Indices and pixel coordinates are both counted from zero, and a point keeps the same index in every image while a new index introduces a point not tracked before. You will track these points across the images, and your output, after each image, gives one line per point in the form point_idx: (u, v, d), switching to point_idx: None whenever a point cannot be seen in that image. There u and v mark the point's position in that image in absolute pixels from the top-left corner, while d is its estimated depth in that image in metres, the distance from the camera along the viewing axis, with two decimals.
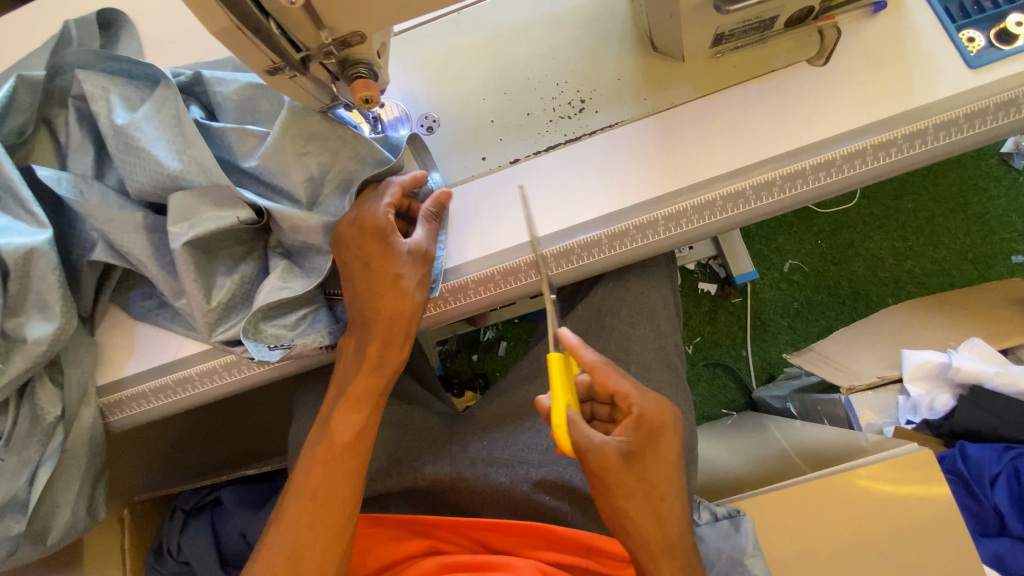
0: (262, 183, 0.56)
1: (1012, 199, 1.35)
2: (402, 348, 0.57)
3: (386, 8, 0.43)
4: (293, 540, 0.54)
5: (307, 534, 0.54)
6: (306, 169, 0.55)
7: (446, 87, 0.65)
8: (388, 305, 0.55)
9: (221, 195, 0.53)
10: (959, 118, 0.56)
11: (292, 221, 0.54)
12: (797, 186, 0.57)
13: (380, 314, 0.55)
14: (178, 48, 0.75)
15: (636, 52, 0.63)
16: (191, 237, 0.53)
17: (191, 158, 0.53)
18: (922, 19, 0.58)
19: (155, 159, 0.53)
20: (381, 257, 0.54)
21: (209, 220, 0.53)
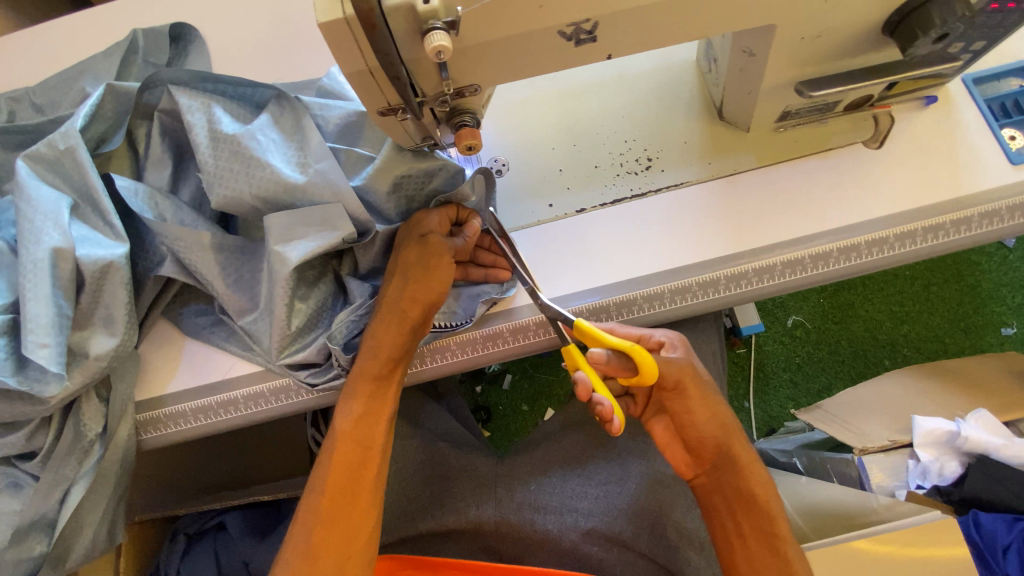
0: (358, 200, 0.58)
1: (1002, 274, 1.43)
2: (406, 330, 0.55)
3: (506, 69, 0.45)
4: (304, 544, 0.51)
5: (316, 538, 0.50)
6: (405, 195, 0.58)
7: (517, 133, 0.68)
8: (408, 284, 0.55)
9: (324, 217, 0.54)
10: (1001, 209, 0.60)
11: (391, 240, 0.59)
12: (852, 259, 0.60)
13: (394, 297, 0.55)
14: (247, 68, 0.74)
15: (702, 118, 0.66)
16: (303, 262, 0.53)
17: (317, 173, 0.54)
18: (967, 115, 0.63)
19: (272, 169, 0.53)
20: (409, 246, 0.56)
21: (314, 241, 0.53)
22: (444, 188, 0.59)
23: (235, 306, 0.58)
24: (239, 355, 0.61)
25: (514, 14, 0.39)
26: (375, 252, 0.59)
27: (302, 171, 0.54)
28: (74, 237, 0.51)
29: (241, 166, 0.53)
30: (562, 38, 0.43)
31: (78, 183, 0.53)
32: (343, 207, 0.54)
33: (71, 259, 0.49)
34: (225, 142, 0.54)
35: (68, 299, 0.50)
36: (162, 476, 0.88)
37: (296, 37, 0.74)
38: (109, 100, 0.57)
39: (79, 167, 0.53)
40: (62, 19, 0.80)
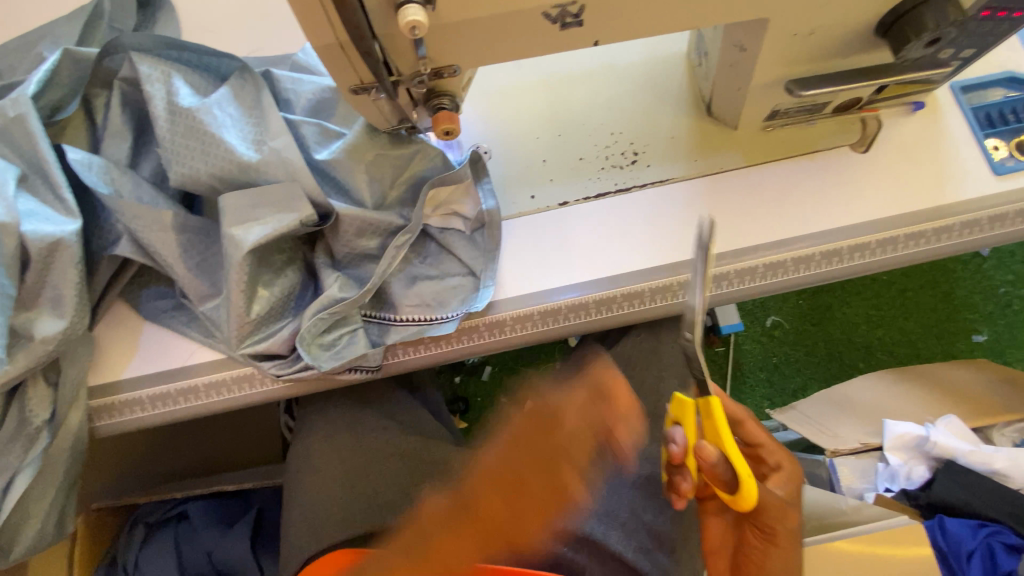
0: (328, 180, 0.55)
1: (975, 282, 1.45)
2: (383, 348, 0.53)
3: (488, 52, 0.43)
4: None
5: None
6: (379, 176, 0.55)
7: (500, 120, 0.66)
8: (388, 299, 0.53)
9: (282, 196, 0.51)
10: (981, 219, 0.60)
11: (359, 224, 0.54)
12: (832, 264, 0.60)
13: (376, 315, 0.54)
14: (220, 40, 0.70)
15: (690, 114, 0.65)
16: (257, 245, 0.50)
17: (271, 151, 0.51)
18: (952, 122, 0.63)
19: (226, 146, 0.50)
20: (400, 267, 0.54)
21: (269, 222, 0.50)
22: (416, 172, 0.56)
23: (193, 290, 0.55)
24: (200, 341, 0.59)
25: None
26: (343, 237, 0.55)
27: (257, 149, 0.51)
28: (19, 212, 0.47)
29: (196, 143, 0.50)
30: (547, 20, 0.41)
31: (27, 153, 0.50)
32: (303, 188, 0.51)
33: (15, 235, 0.46)
34: (181, 116, 0.51)
35: (11, 278, 0.47)
36: (123, 462, 0.85)
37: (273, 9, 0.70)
38: (63, 64, 0.54)
39: (29, 136, 0.49)
40: None
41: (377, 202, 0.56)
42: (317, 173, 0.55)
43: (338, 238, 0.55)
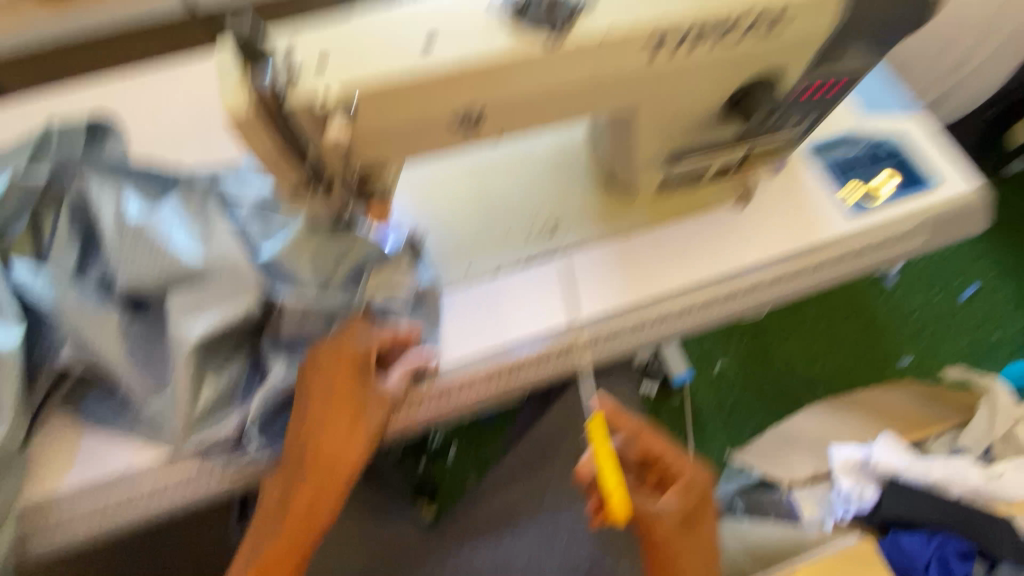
0: (272, 271, 0.58)
1: (889, 311, 1.61)
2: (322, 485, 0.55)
3: (407, 150, 0.50)
4: None
5: None
6: (322, 264, 0.58)
7: (431, 206, 0.73)
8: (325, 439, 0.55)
9: (230, 288, 0.55)
10: (844, 252, 0.72)
11: (302, 309, 0.57)
12: (729, 303, 0.70)
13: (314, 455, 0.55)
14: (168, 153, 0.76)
15: (597, 186, 0.74)
16: (202, 335, 0.54)
17: (217, 249, 0.55)
18: (809, 175, 0.75)
19: (173, 249, 0.54)
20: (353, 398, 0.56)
21: (215, 314, 0.55)
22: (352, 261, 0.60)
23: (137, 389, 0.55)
24: (143, 442, 0.58)
25: (409, 106, 0.47)
26: (289, 321, 0.58)
27: (203, 249, 0.55)
28: None
29: (145, 248, 0.54)
30: (452, 123, 0.50)
31: None
32: (242, 280, 0.55)
33: None
34: (130, 225, 0.55)
35: None
36: None
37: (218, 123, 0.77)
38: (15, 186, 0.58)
39: None
40: None
41: (320, 288, 0.58)
42: (261, 265, 0.58)
43: (283, 323, 0.58)
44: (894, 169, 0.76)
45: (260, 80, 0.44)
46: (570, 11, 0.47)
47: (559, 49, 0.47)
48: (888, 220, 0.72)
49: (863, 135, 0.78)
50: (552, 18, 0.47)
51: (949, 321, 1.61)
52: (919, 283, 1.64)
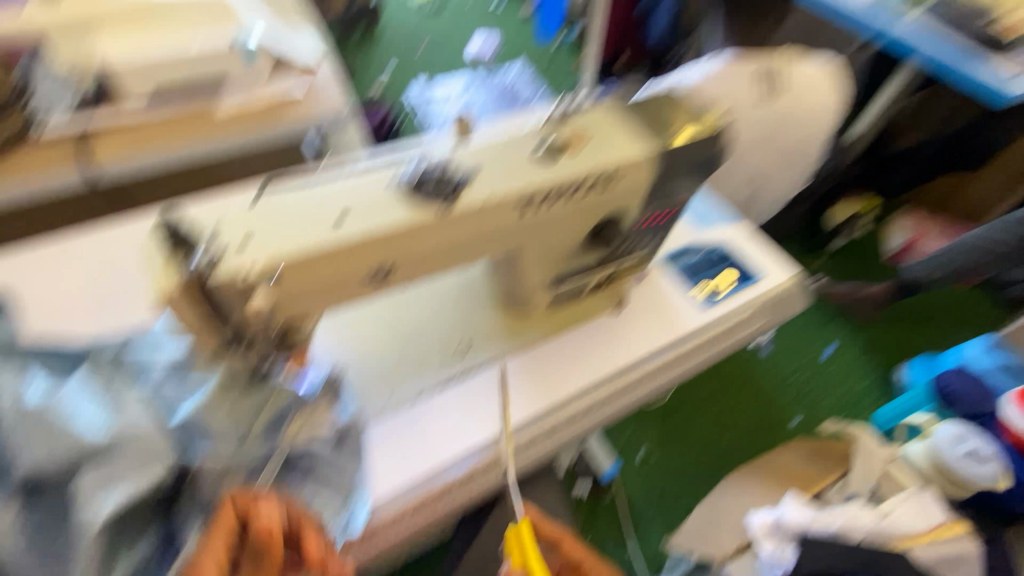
0: (188, 431, 0.59)
1: (770, 378, 1.87)
2: None
3: (322, 306, 0.57)
4: None
5: None
6: (239, 414, 0.60)
7: (346, 346, 0.77)
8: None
9: (145, 457, 0.54)
10: (704, 339, 0.87)
11: (223, 468, 0.58)
12: (625, 396, 0.82)
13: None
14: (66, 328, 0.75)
15: (499, 309, 0.84)
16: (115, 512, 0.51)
17: (130, 419, 0.55)
18: (667, 279, 0.92)
19: (79, 427, 0.53)
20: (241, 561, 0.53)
21: (126, 486, 0.52)
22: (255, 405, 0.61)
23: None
24: None
25: (324, 272, 0.53)
26: (209, 481, 0.57)
27: (113, 421, 0.54)
28: None
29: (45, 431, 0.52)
30: (365, 281, 0.57)
31: None
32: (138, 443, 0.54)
33: None
34: (27, 408, 0.52)
35: None
36: None
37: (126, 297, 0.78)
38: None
39: None
40: None
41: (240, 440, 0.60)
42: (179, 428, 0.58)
43: (202, 478, 0.57)
44: (727, 268, 0.95)
45: (189, 264, 0.48)
46: (455, 184, 0.58)
47: (451, 212, 0.57)
48: (732, 307, 0.89)
49: (701, 244, 0.96)
50: (442, 189, 0.57)
51: (821, 382, 1.88)
52: (787, 354, 1.94)
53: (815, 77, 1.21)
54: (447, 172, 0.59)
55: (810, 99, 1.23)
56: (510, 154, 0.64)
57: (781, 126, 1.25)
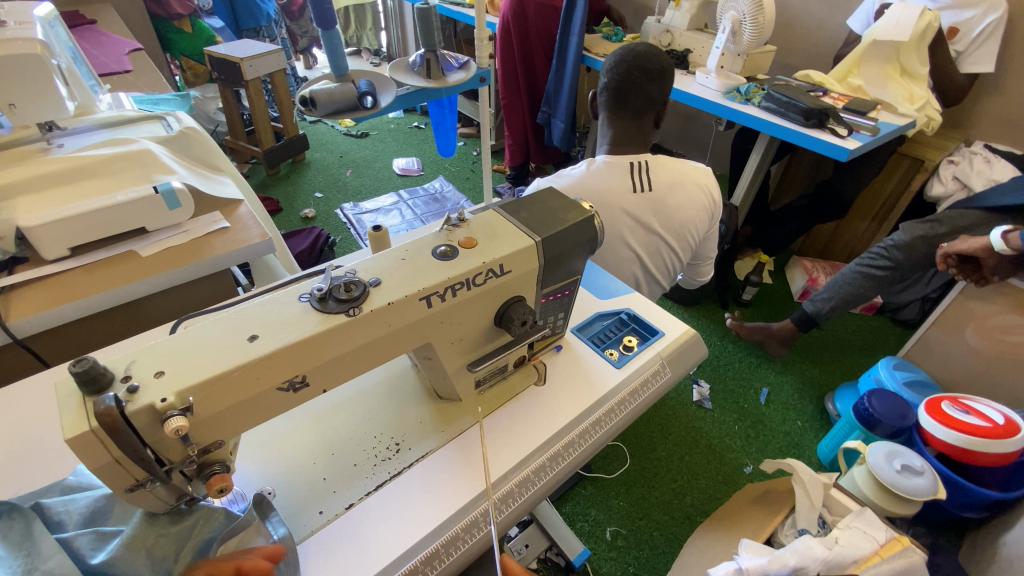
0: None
1: (717, 429, 1.94)
2: None
3: (243, 423, 0.60)
4: None
5: None
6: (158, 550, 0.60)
7: (278, 463, 0.78)
8: None
9: None
10: (625, 395, 0.93)
11: None
12: (562, 462, 0.84)
13: None
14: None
15: (429, 402, 0.89)
16: None
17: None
18: (582, 348, 1.00)
19: None
20: None
21: None
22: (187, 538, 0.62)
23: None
24: None
25: (242, 387, 0.57)
26: None
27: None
28: None
29: None
30: (283, 391, 0.61)
31: None
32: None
33: None
34: None
35: None
36: None
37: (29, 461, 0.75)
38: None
39: None
40: None
41: None
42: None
43: None
44: (635, 331, 1.05)
45: (101, 397, 0.50)
46: (363, 290, 0.65)
47: (361, 315, 0.63)
48: (644, 365, 0.97)
49: (607, 314, 1.07)
50: (350, 296, 0.64)
51: (764, 425, 1.96)
52: (727, 404, 2.04)
53: (677, 173, 1.46)
54: (355, 280, 0.66)
55: (681, 192, 1.45)
56: (413, 259, 0.73)
57: (662, 206, 1.45)
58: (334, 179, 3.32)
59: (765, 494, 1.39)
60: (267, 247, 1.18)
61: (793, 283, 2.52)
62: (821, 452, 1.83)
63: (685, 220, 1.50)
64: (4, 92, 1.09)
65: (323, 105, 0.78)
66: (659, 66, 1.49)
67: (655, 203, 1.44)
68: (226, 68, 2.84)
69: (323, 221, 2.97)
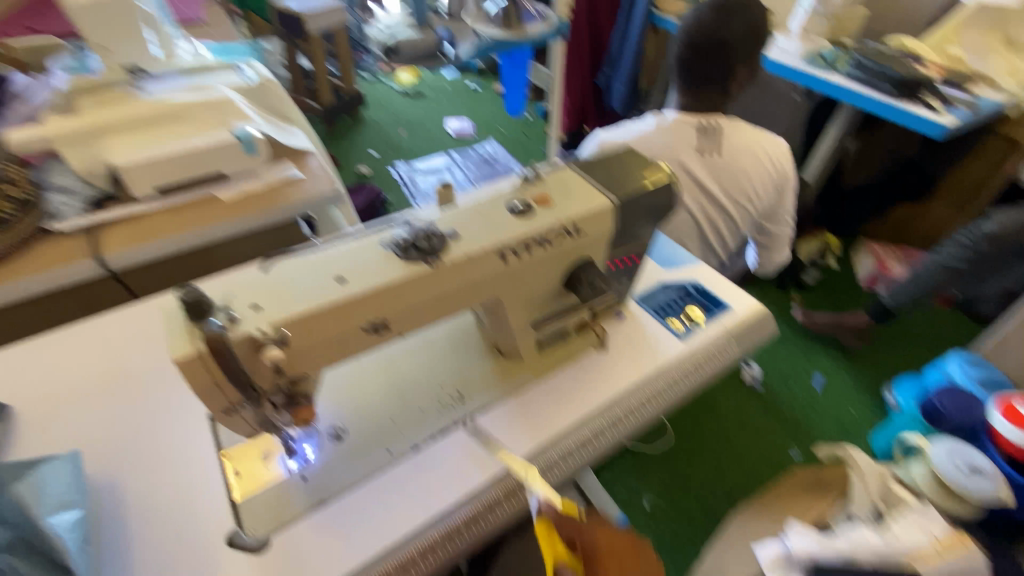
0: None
1: (765, 412, 1.90)
2: None
3: (325, 360, 0.62)
4: None
5: None
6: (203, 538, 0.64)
7: (348, 402, 0.82)
8: None
9: None
10: (688, 367, 0.92)
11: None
12: (619, 427, 0.85)
13: None
14: (69, 422, 0.77)
15: (491, 357, 0.90)
16: None
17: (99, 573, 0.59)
18: (644, 316, 0.99)
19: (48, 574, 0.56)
20: None
21: None
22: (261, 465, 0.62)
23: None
24: None
25: (329, 324, 0.59)
26: None
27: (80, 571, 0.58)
28: None
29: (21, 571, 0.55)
30: (366, 332, 0.63)
31: None
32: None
33: None
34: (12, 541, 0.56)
35: None
36: None
37: (128, 386, 0.82)
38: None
39: None
40: None
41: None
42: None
43: None
44: (700, 302, 1.02)
45: (206, 324, 0.53)
46: (442, 241, 0.66)
47: (442, 265, 0.64)
48: (707, 338, 0.95)
49: (671, 283, 1.04)
50: (430, 245, 0.65)
51: (815, 411, 1.90)
52: (778, 386, 1.98)
53: (753, 137, 1.37)
54: (436, 232, 0.67)
55: (755, 158, 1.38)
56: (490, 213, 0.72)
57: (733, 174, 1.38)
58: (389, 138, 3.34)
59: (816, 479, 1.36)
60: (336, 199, 1.21)
61: (859, 268, 2.39)
62: (875, 444, 1.76)
63: (756, 190, 1.42)
64: (99, 36, 1.14)
65: None
66: (743, 28, 1.34)
67: (727, 168, 1.37)
68: (290, 22, 2.87)
69: (377, 180, 3.01)
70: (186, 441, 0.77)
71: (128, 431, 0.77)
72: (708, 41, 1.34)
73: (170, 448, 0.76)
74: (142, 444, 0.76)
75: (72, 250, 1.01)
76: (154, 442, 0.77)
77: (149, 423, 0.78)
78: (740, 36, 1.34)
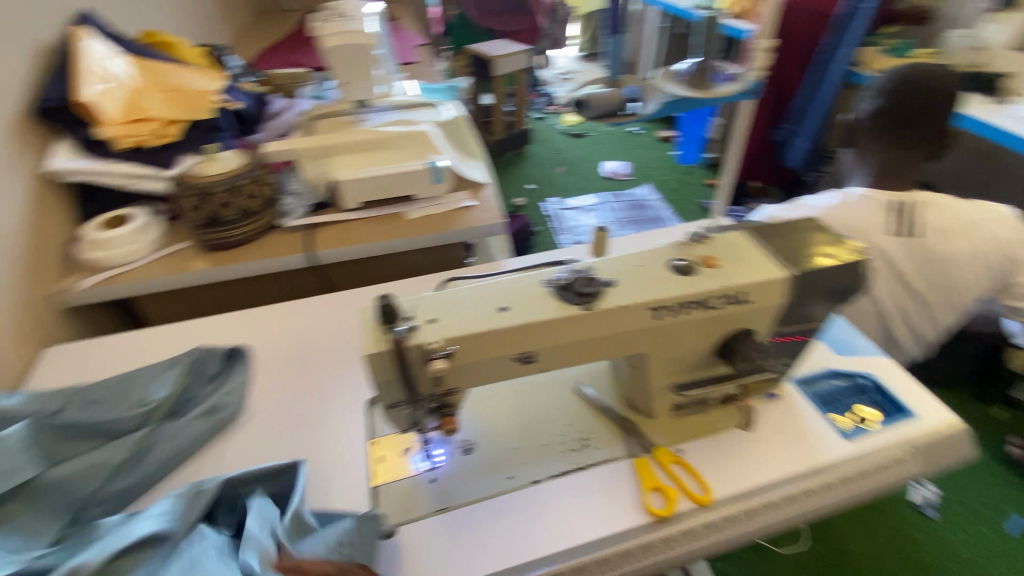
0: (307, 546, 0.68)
1: (938, 547, 1.55)
2: None
3: (476, 380, 0.67)
4: None
5: None
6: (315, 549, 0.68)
7: (481, 420, 0.87)
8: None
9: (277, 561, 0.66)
10: (851, 472, 0.81)
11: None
12: (754, 520, 0.78)
13: None
14: (267, 384, 0.94)
15: (622, 409, 0.88)
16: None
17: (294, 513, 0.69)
18: (804, 403, 0.89)
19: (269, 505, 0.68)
20: None
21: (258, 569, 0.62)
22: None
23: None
24: None
25: (488, 348, 0.64)
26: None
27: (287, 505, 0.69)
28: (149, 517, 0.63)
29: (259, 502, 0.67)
30: (514, 360, 0.67)
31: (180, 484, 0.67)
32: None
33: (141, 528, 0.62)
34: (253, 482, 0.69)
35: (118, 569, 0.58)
36: None
37: (312, 364, 0.97)
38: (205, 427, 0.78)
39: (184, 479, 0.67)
40: (149, 333, 1.04)
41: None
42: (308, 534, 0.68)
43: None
44: (875, 402, 0.89)
45: (393, 329, 0.62)
46: (598, 288, 0.67)
47: (593, 310, 0.65)
48: (883, 446, 0.82)
49: (842, 373, 0.93)
50: (587, 290, 0.66)
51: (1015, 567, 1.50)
52: (960, 521, 1.61)
53: (970, 220, 1.17)
54: (593, 277, 0.69)
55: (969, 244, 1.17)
56: (651, 266, 0.72)
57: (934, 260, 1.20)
58: (547, 174, 3.51)
59: None
60: (499, 228, 1.31)
61: None
62: None
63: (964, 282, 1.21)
64: (342, 73, 1.40)
65: (594, 107, 0.83)
66: (948, 94, 1.27)
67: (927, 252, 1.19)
68: (480, 64, 3.22)
69: (529, 211, 3.17)
70: (347, 421, 0.88)
71: (303, 402, 0.91)
72: (907, 104, 1.28)
73: (334, 425, 0.87)
74: (314, 415, 0.88)
75: (291, 243, 1.23)
76: (321, 417, 0.88)
77: (322, 399, 0.91)
78: (945, 100, 1.27)
